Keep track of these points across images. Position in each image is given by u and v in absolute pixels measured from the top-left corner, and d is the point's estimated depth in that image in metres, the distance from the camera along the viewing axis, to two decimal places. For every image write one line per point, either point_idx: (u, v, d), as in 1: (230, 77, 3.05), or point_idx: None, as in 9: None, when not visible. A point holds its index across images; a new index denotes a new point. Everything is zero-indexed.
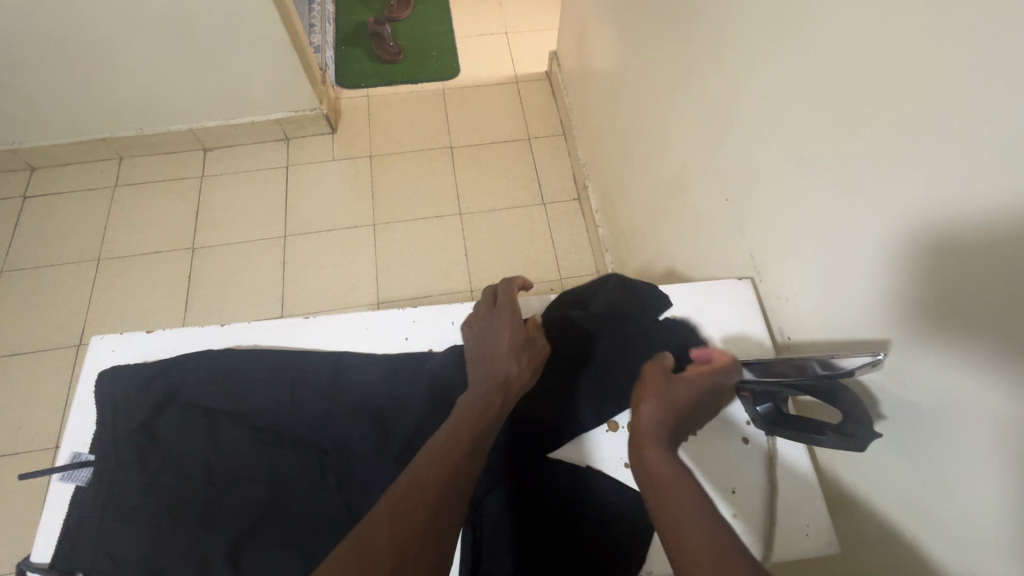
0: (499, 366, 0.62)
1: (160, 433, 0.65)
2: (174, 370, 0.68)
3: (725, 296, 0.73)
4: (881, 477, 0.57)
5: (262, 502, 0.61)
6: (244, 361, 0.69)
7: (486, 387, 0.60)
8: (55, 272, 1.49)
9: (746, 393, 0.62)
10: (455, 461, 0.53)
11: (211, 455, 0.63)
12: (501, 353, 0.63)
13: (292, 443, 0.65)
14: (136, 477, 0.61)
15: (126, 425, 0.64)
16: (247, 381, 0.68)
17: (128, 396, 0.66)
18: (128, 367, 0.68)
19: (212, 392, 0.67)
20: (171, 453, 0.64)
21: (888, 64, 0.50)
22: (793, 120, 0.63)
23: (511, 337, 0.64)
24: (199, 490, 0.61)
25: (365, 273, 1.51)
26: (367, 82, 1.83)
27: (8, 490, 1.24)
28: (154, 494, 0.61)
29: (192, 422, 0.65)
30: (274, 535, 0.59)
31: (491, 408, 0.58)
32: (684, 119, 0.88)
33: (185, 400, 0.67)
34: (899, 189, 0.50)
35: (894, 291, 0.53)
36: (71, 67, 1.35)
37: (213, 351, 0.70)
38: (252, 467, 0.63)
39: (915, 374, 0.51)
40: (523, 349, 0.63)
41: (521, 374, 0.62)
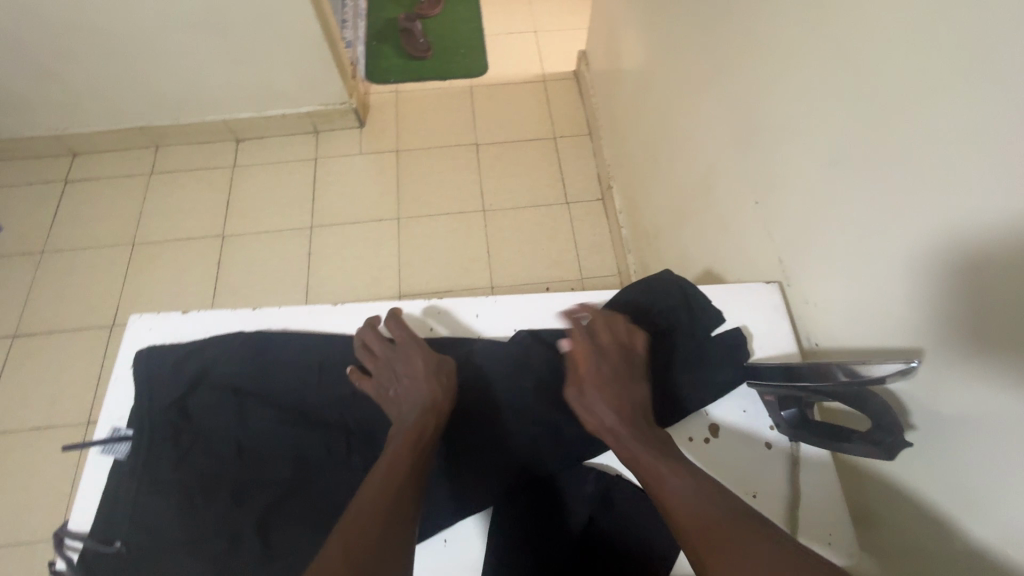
0: (417, 393, 0.63)
1: (192, 411, 0.67)
2: (205, 351, 0.71)
3: (752, 300, 0.72)
4: (907, 487, 0.56)
5: (290, 479, 0.63)
6: (274, 343, 0.71)
7: (412, 413, 0.61)
8: (91, 254, 1.55)
9: (772, 397, 0.63)
10: (401, 483, 0.54)
11: (240, 432, 0.66)
12: (411, 379, 0.64)
13: (317, 423, 0.67)
14: (170, 451, 0.64)
15: (160, 403, 0.67)
16: (275, 363, 0.70)
17: (162, 373, 0.68)
18: (164, 347, 0.70)
19: (242, 373, 0.69)
20: (202, 429, 0.66)
21: (929, 68, 0.48)
22: (827, 122, 0.62)
23: (416, 363, 0.65)
24: (230, 466, 0.63)
25: (388, 266, 1.53)
26: (396, 78, 1.85)
27: (42, 461, 1.29)
28: (187, 469, 0.63)
29: (223, 401, 0.67)
30: (302, 510, 0.61)
31: (426, 430, 0.59)
32: (713, 120, 0.87)
33: (214, 381, 0.69)
34: (935, 196, 0.49)
35: (927, 300, 0.52)
36: (113, 57, 1.40)
37: (242, 334, 0.72)
38: (279, 446, 0.65)
39: (948, 384, 0.50)
40: (434, 372, 0.65)
41: (438, 395, 0.63)
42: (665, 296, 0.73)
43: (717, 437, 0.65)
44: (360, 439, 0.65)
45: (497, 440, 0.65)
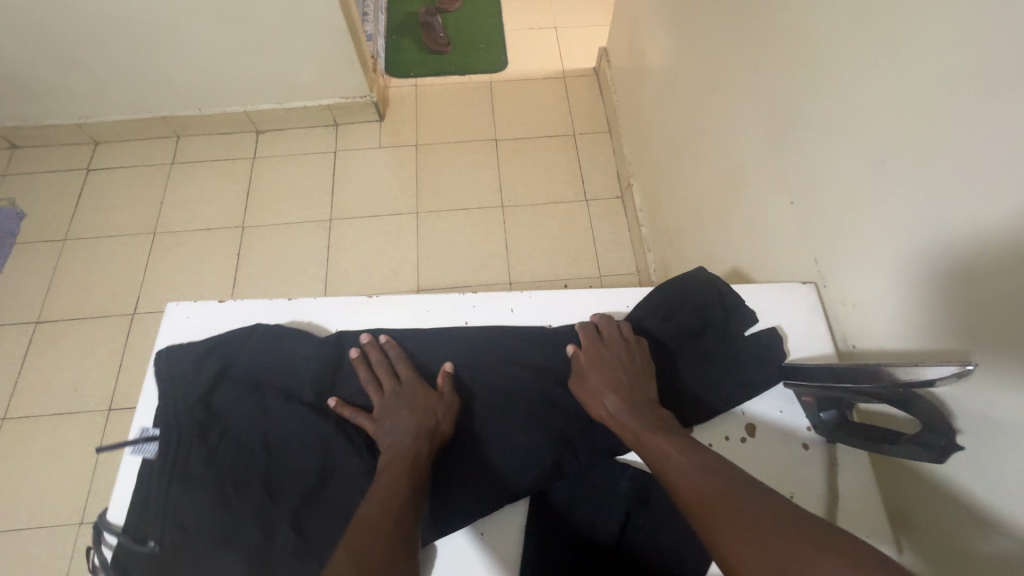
0: (408, 420, 0.62)
1: (218, 407, 0.66)
2: (225, 347, 0.70)
3: (788, 301, 0.72)
4: (950, 493, 0.55)
5: (317, 472, 0.63)
6: (293, 337, 0.71)
7: (404, 439, 0.60)
8: (113, 242, 1.56)
9: (810, 398, 0.63)
10: (399, 497, 0.54)
11: (266, 426, 0.65)
12: (405, 408, 0.63)
13: (341, 416, 0.66)
14: (198, 448, 0.63)
15: (185, 401, 0.66)
16: (294, 356, 0.70)
17: (184, 371, 0.67)
18: (183, 346, 0.69)
19: (264, 367, 0.69)
20: (228, 426, 0.65)
21: (992, 66, 0.47)
22: (868, 122, 0.61)
23: (412, 394, 0.64)
24: (260, 461, 0.63)
25: (407, 260, 1.53)
26: (415, 72, 1.85)
27: (65, 446, 1.30)
28: (216, 465, 0.62)
29: (246, 396, 0.67)
30: (334, 501, 0.61)
31: (419, 456, 0.58)
32: (745, 119, 0.87)
33: (236, 376, 0.68)
34: (993, 199, 0.48)
35: (979, 304, 0.50)
36: (137, 47, 1.41)
37: (261, 329, 0.71)
38: (306, 439, 0.64)
39: (998, 385, 0.49)
40: (428, 405, 0.64)
41: (433, 425, 0.62)
42: (701, 295, 0.72)
43: (755, 437, 0.65)
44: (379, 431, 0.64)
45: (531, 435, 0.65)
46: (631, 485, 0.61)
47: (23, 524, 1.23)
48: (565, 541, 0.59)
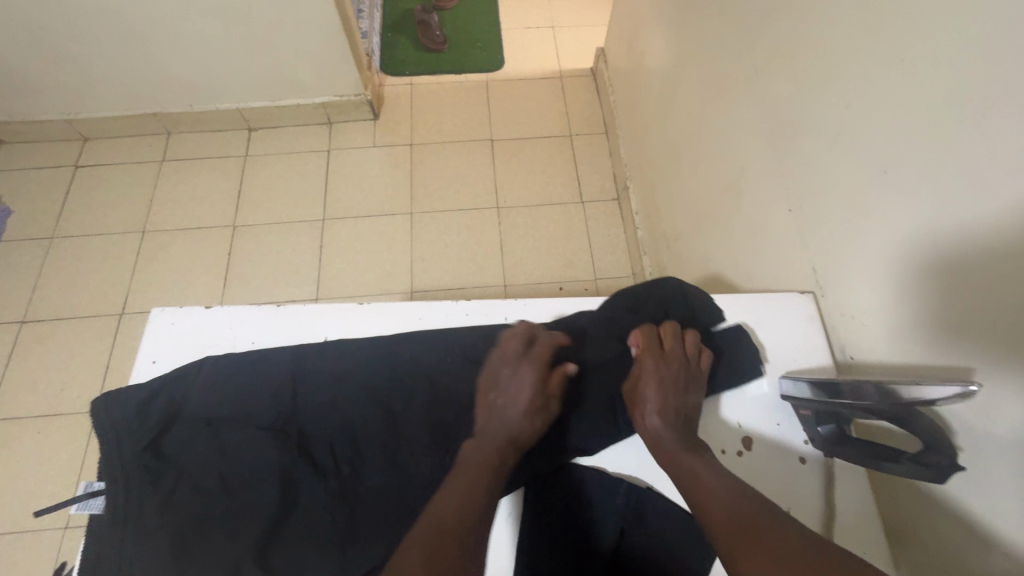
0: (511, 421, 0.59)
1: (168, 450, 0.57)
2: (175, 383, 0.60)
3: (786, 311, 0.71)
4: (951, 512, 0.54)
5: (280, 500, 0.55)
6: (253, 359, 0.62)
7: (499, 442, 0.57)
8: (101, 241, 1.53)
9: (808, 412, 0.62)
10: (479, 504, 0.52)
11: (223, 463, 0.56)
12: (517, 407, 0.60)
13: (310, 447, 0.58)
14: (153, 496, 0.54)
15: (132, 444, 0.56)
16: (248, 381, 0.60)
17: (124, 420, 0.57)
18: (120, 390, 0.58)
19: (217, 399, 0.59)
20: (183, 468, 0.56)
21: (999, 77, 0.46)
22: (872, 130, 0.60)
23: (528, 390, 0.60)
24: (220, 499, 0.54)
25: (400, 262, 1.51)
26: (411, 70, 1.83)
27: (51, 449, 1.28)
28: (171, 512, 0.53)
29: (200, 434, 0.57)
30: (306, 529, 0.54)
31: (506, 463, 0.56)
32: (745, 124, 0.86)
33: (189, 415, 0.59)
34: (1003, 210, 0.46)
35: (986, 322, 0.49)
36: (127, 42, 1.38)
37: (218, 358, 0.62)
38: (271, 471, 0.56)
39: (1001, 404, 0.48)
40: (537, 410, 0.60)
41: (528, 434, 0.59)
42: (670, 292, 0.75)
43: (751, 450, 0.64)
44: (345, 442, 0.58)
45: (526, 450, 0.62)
46: (625, 500, 0.59)
47: (7, 529, 1.21)
48: (564, 563, 0.57)
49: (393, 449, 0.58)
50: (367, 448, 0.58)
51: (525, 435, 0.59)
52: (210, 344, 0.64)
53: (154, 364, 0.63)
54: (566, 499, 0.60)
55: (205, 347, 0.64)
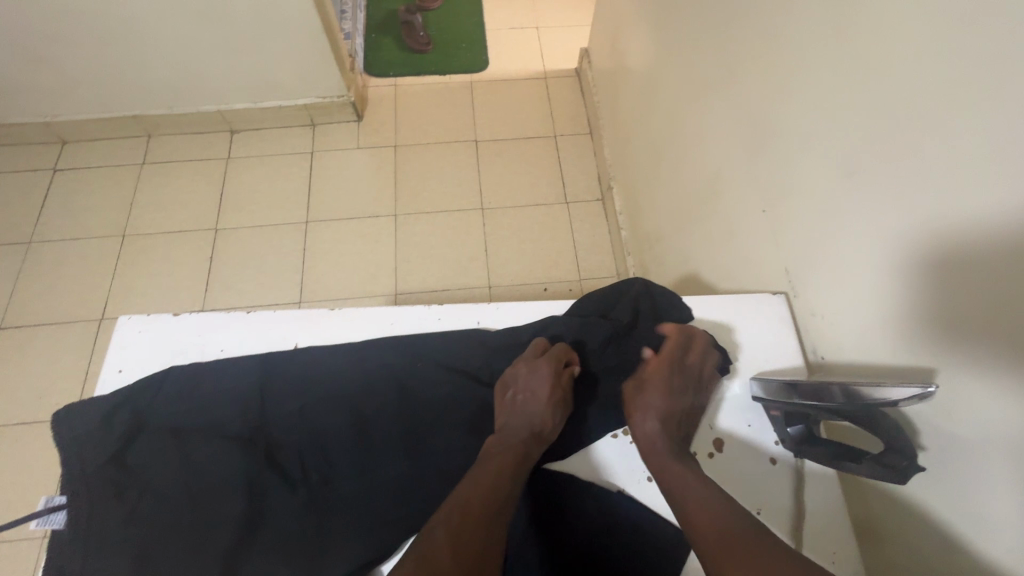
0: (533, 417, 0.60)
1: (134, 464, 0.56)
2: (141, 394, 0.59)
3: (758, 312, 0.71)
4: (917, 511, 0.54)
5: (248, 512, 0.54)
6: (220, 368, 0.61)
7: (522, 437, 0.58)
8: (80, 245, 1.51)
9: (778, 412, 0.62)
10: (502, 497, 0.53)
11: (190, 475, 0.56)
12: (541, 403, 0.60)
13: (279, 456, 0.58)
14: (116, 511, 0.53)
15: (95, 458, 0.55)
16: (215, 392, 0.60)
17: (87, 433, 0.56)
18: (81, 402, 0.58)
19: (184, 410, 0.59)
20: (149, 481, 0.55)
21: (956, 80, 0.46)
22: (841, 133, 0.60)
23: (551, 387, 0.61)
24: (186, 512, 0.54)
25: (385, 264, 1.50)
26: (395, 71, 1.82)
27: (29, 458, 1.26)
28: (137, 526, 0.53)
29: (166, 446, 0.57)
30: (273, 539, 0.54)
31: (527, 459, 0.57)
32: (721, 125, 0.86)
33: (155, 426, 0.58)
34: (962, 209, 0.47)
35: (952, 321, 0.49)
36: (104, 44, 1.36)
37: (184, 367, 0.61)
38: (238, 482, 0.55)
39: (964, 404, 0.49)
40: (559, 405, 0.61)
41: (549, 431, 0.60)
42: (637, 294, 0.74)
43: (723, 452, 0.64)
44: (314, 451, 0.58)
45: None
46: (594, 505, 0.60)
47: None
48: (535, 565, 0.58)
49: (362, 458, 0.58)
50: (337, 457, 0.58)
51: (549, 430, 0.60)
52: (177, 352, 0.63)
53: (120, 373, 0.62)
54: (538, 505, 0.60)
55: (172, 355, 0.63)
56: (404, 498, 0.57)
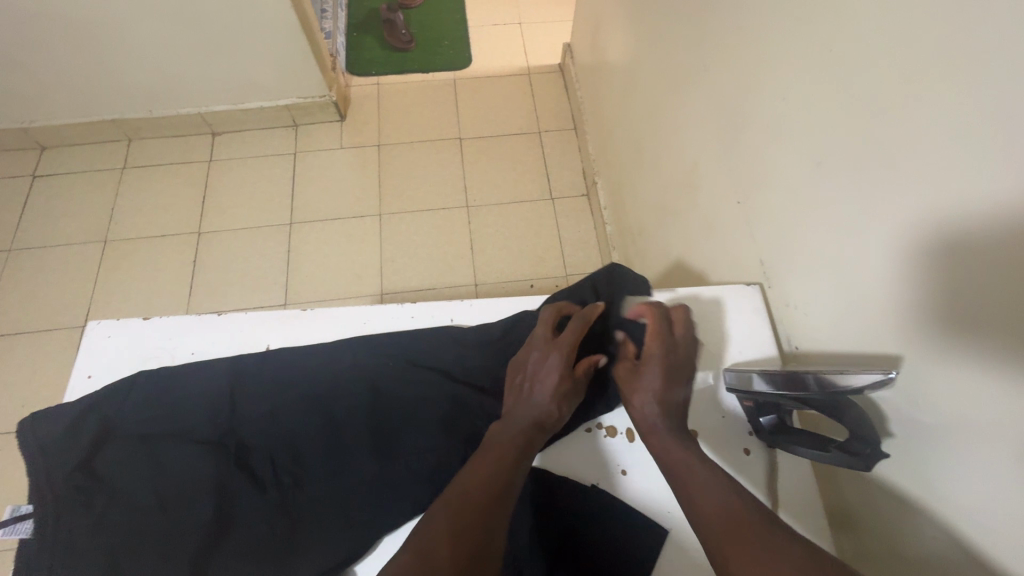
0: (538, 407, 0.58)
1: (102, 470, 0.56)
2: (110, 401, 0.59)
3: (732, 304, 0.71)
4: (887, 496, 0.55)
5: (217, 517, 0.54)
6: (190, 372, 0.62)
7: (525, 426, 0.56)
8: (61, 252, 1.49)
9: (751, 403, 0.62)
10: (502, 486, 0.51)
11: (158, 481, 0.55)
12: (548, 392, 0.58)
13: (249, 460, 0.58)
14: (83, 518, 0.53)
15: (61, 467, 0.55)
16: (187, 395, 0.61)
17: (54, 439, 0.56)
18: (51, 409, 0.58)
19: (153, 417, 0.59)
20: (116, 489, 0.55)
21: (912, 67, 0.47)
22: (808, 122, 0.60)
23: (559, 375, 0.59)
24: (154, 519, 0.54)
25: (370, 264, 1.50)
26: (378, 70, 1.81)
27: (11, 467, 1.25)
28: (103, 535, 0.52)
29: (134, 453, 0.57)
30: (242, 544, 0.53)
31: (530, 450, 0.55)
32: (696, 118, 0.86)
33: (123, 433, 0.58)
34: (920, 195, 0.47)
35: (915, 306, 0.49)
36: (78, 48, 1.35)
37: (153, 372, 0.62)
38: (207, 487, 0.55)
39: (928, 390, 0.49)
40: (566, 394, 0.58)
41: (556, 421, 0.58)
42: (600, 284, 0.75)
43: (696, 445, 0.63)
44: (285, 454, 0.58)
45: None
46: (568, 499, 0.60)
47: None
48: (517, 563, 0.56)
49: (333, 459, 0.58)
50: (308, 458, 0.58)
51: (555, 419, 0.58)
52: (147, 356, 0.65)
53: (89, 379, 0.63)
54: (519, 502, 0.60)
55: (142, 359, 0.65)
56: (375, 497, 0.56)
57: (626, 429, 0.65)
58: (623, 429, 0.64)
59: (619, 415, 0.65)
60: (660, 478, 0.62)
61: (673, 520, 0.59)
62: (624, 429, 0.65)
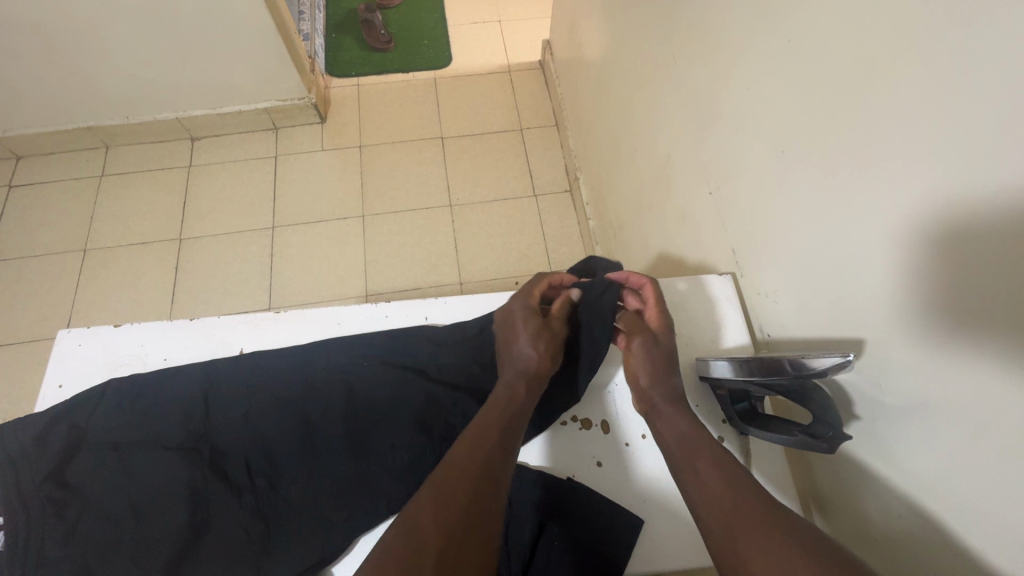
0: (520, 358, 0.62)
1: (73, 480, 0.56)
2: (80, 409, 0.59)
3: (705, 294, 0.72)
4: (854, 478, 0.56)
5: (191, 522, 0.54)
6: (162, 378, 0.62)
7: (511, 379, 0.60)
8: (39, 262, 1.47)
9: (724, 391, 0.63)
10: (486, 442, 0.53)
11: (130, 488, 0.55)
12: (524, 341, 0.63)
13: (222, 464, 0.58)
14: (54, 529, 0.52)
15: (32, 477, 0.55)
16: (158, 401, 0.61)
17: (23, 451, 0.56)
18: (23, 418, 0.58)
19: (124, 423, 0.59)
20: (88, 496, 0.55)
21: (865, 57, 0.48)
22: (773, 112, 0.61)
23: (530, 323, 0.64)
24: (127, 526, 0.54)
25: (354, 265, 1.49)
26: (357, 71, 1.80)
27: None
28: (75, 544, 0.52)
29: (105, 461, 0.56)
30: (217, 548, 0.54)
31: (516, 396, 0.58)
32: (669, 110, 0.86)
33: (94, 441, 0.58)
34: (877, 182, 0.48)
35: (872, 289, 0.51)
36: (50, 55, 1.33)
37: (125, 379, 0.62)
38: (180, 492, 0.55)
39: (888, 372, 0.50)
40: (540, 336, 0.63)
41: (540, 364, 0.61)
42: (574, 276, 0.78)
43: None
44: (259, 457, 0.58)
45: None
46: (542, 492, 0.60)
47: None
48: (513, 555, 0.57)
49: (308, 461, 0.58)
50: (282, 461, 0.58)
51: (537, 364, 0.61)
52: (119, 363, 0.65)
53: (60, 389, 0.64)
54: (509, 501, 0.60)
55: (115, 366, 0.65)
56: (348, 498, 0.57)
57: (601, 421, 0.65)
58: (598, 421, 0.65)
59: (596, 407, 0.66)
60: (634, 468, 0.62)
61: (647, 509, 0.60)
62: (600, 420, 0.65)
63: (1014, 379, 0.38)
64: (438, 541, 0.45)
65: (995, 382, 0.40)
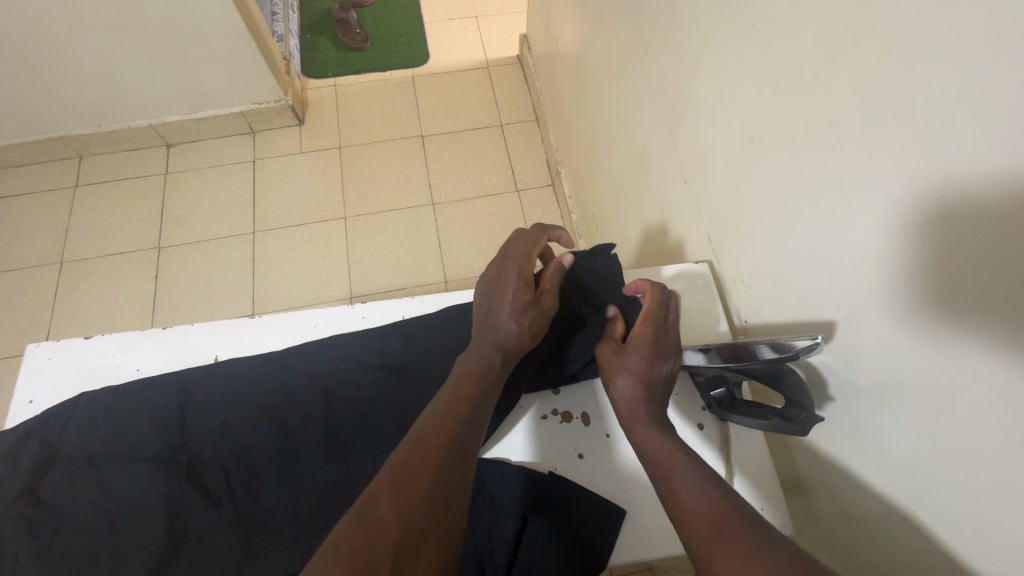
0: (500, 329, 0.60)
1: (48, 497, 0.55)
2: (53, 425, 0.59)
3: (682, 283, 0.73)
4: (830, 457, 0.56)
5: (168, 533, 0.54)
6: (135, 390, 0.61)
7: (487, 351, 0.58)
8: (14, 276, 1.44)
9: (702, 377, 0.64)
10: (454, 422, 0.50)
11: (105, 501, 0.55)
12: (508, 311, 0.61)
13: (196, 474, 0.57)
14: (28, 547, 0.52)
15: (3, 496, 0.54)
16: (131, 413, 0.60)
17: None
18: None
19: (97, 437, 0.58)
20: (62, 511, 0.54)
21: (823, 40, 0.48)
22: (740, 97, 0.62)
23: (523, 294, 0.62)
24: (104, 540, 0.53)
25: (337, 266, 1.48)
26: (334, 71, 1.78)
27: None
28: (51, 561, 0.52)
29: (79, 475, 0.56)
30: (196, 557, 0.54)
31: (493, 370, 0.57)
32: (642, 99, 0.87)
33: (68, 456, 0.57)
34: (844, 165, 0.48)
35: (839, 270, 0.51)
36: (14, 65, 1.30)
37: (99, 392, 0.61)
38: (154, 503, 0.55)
39: (859, 353, 0.50)
40: (525, 310, 0.61)
41: (518, 337, 0.60)
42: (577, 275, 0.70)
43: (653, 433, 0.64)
44: (236, 465, 0.58)
45: None
46: (524, 488, 0.60)
47: None
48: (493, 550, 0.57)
49: (286, 468, 0.58)
50: (261, 469, 0.58)
51: (517, 340, 0.60)
52: (91, 375, 0.65)
53: (31, 404, 0.63)
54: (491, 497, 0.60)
55: (86, 379, 0.65)
56: (328, 502, 0.57)
57: (581, 414, 0.65)
58: (579, 415, 0.65)
59: (577, 401, 0.66)
60: (615, 461, 0.63)
61: (630, 501, 0.60)
62: (580, 413, 0.65)
63: (975, 354, 0.39)
64: (398, 531, 0.42)
65: (959, 357, 0.40)
